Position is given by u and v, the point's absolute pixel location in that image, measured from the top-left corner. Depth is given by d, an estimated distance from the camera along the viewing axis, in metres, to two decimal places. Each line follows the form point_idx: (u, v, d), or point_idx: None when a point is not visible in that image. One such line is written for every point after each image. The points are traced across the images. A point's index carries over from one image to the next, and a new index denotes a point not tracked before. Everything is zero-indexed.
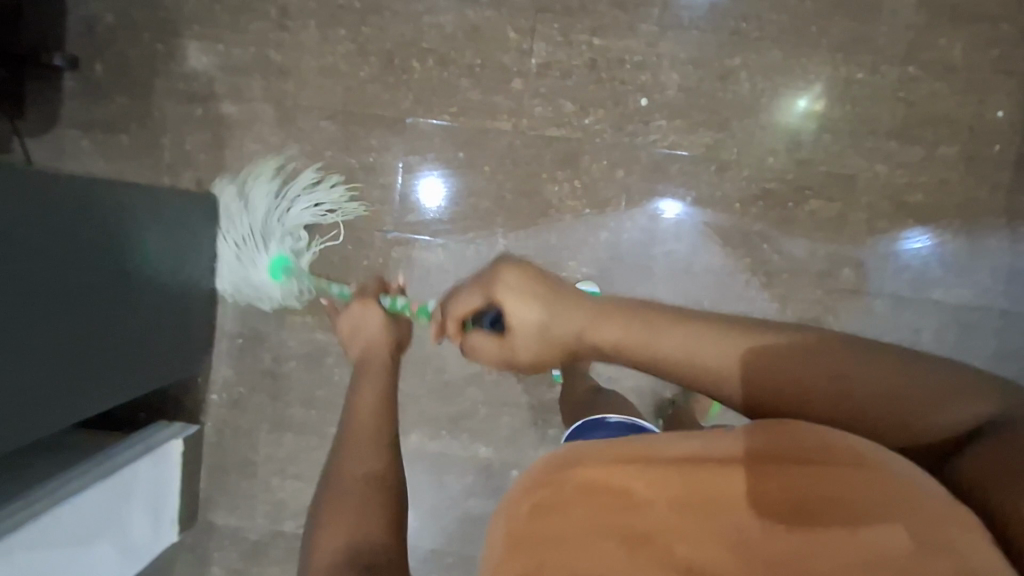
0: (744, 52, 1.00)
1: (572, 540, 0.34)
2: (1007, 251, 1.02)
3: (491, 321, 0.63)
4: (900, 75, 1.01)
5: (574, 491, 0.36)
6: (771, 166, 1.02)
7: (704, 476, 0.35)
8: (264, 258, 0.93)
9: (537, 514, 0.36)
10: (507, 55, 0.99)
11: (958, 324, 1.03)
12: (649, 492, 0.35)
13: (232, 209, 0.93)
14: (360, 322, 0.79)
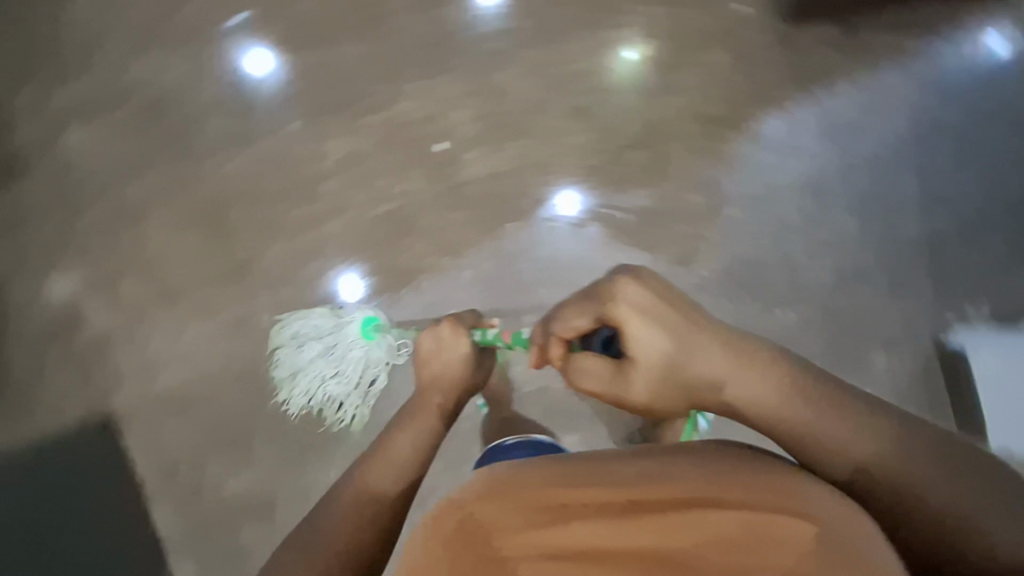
0: (511, 61, 1.07)
1: (497, 542, 0.46)
2: (814, 115, 1.09)
3: (604, 343, 0.76)
4: (648, 17, 1.09)
5: (513, 503, 0.48)
6: (585, 143, 1.08)
7: (656, 500, 0.46)
8: (350, 349, 0.94)
9: (458, 535, 0.47)
10: (308, 163, 1.03)
11: (810, 194, 1.10)
12: (593, 509, 0.47)
13: (278, 368, 0.96)
14: (440, 344, 0.88)
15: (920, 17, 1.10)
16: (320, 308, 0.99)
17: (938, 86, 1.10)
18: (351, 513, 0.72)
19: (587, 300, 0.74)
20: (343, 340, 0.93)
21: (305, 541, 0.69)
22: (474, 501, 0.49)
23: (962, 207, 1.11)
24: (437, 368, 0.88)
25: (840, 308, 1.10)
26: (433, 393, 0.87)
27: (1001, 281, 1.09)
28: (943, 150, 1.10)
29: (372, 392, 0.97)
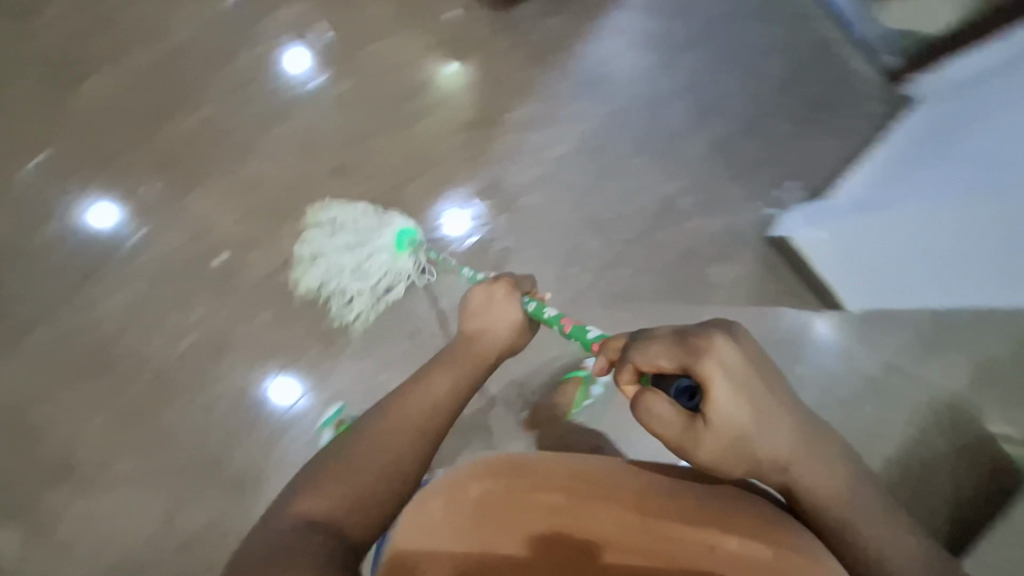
0: (252, 146, 1.01)
1: (507, 518, 0.58)
2: (563, 84, 1.10)
3: (679, 390, 0.59)
4: (366, 54, 1.05)
5: (532, 486, 0.60)
6: (359, 194, 1.03)
7: (650, 500, 0.59)
8: (383, 254, 0.98)
9: (479, 502, 0.59)
10: (99, 329, 1.00)
11: (594, 153, 1.11)
12: (602, 498, 0.60)
13: (346, 243, 0.97)
14: (490, 305, 0.78)
15: None
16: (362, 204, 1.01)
17: (666, 9, 1.13)
18: (372, 458, 0.64)
19: (681, 336, 0.58)
20: (381, 239, 0.98)
21: (328, 483, 0.62)
22: (493, 474, 0.60)
23: (736, 107, 1.14)
24: (482, 328, 0.77)
25: (667, 244, 1.11)
26: (470, 345, 0.76)
27: (794, 160, 1.14)
28: (697, 62, 1.13)
29: (385, 299, 1.01)
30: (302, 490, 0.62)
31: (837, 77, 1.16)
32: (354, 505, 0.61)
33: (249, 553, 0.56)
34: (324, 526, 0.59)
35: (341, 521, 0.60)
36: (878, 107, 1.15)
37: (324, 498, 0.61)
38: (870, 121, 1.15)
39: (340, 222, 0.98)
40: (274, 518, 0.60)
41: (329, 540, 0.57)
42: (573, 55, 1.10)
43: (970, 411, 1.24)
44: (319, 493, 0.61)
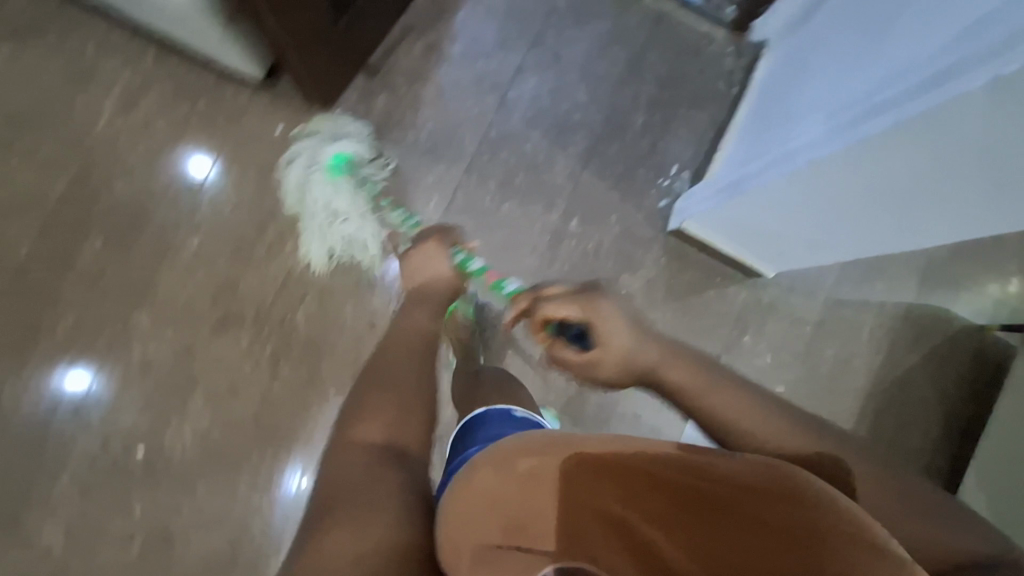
0: (130, 334, 0.99)
1: (532, 509, 0.42)
2: (416, 156, 1.07)
3: (576, 333, 0.68)
4: (210, 200, 1.02)
5: (585, 471, 0.42)
6: (253, 340, 1.02)
7: (731, 500, 0.38)
8: (334, 149, 1.01)
9: (533, 478, 0.42)
10: (37, 569, 0.95)
11: (470, 211, 1.07)
12: (657, 487, 0.40)
13: (308, 160, 1.01)
14: (427, 262, 0.85)
15: (431, 15, 1.08)
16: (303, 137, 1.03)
17: (489, 44, 1.09)
18: (389, 387, 0.67)
19: (577, 292, 0.69)
20: (331, 145, 1.02)
21: (370, 407, 0.64)
22: (551, 449, 0.43)
23: (592, 113, 1.11)
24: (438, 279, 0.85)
25: (572, 272, 1.09)
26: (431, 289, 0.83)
27: (667, 145, 1.12)
28: (539, 85, 1.10)
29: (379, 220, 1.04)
30: (349, 418, 0.64)
31: (684, 47, 1.13)
32: (394, 421, 0.63)
33: (329, 482, 0.56)
34: (381, 446, 0.60)
35: (394, 433, 0.62)
36: (736, 61, 1.13)
37: (375, 422, 0.62)
38: (728, 79, 1.13)
39: (302, 146, 1.02)
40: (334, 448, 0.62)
41: (389, 452, 0.60)
42: (415, 124, 1.07)
43: (928, 317, 1.22)
44: (362, 423, 0.62)
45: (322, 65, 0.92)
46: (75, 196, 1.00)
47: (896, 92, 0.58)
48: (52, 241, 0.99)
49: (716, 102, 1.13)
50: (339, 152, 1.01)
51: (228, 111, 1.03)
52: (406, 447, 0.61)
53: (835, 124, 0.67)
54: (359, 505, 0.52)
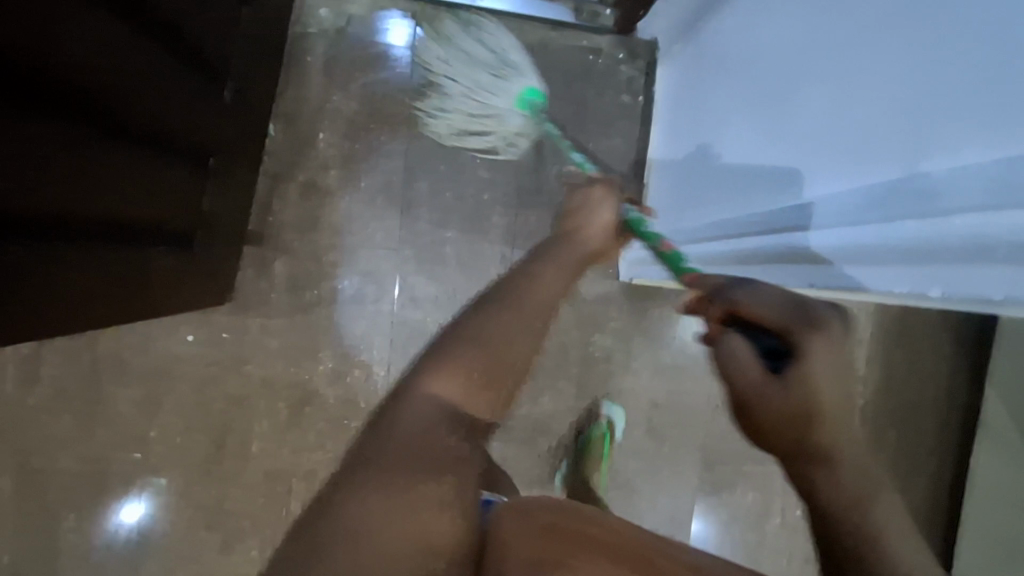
0: None
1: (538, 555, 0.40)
2: (338, 305, 0.98)
3: (771, 352, 0.48)
4: (153, 432, 0.96)
5: (605, 535, 0.41)
6: (263, 546, 0.99)
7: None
8: (522, 79, 0.91)
9: (540, 528, 0.42)
10: None
11: (419, 338, 1.00)
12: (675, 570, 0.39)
13: (487, 48, 0.91)
14: (587, 204, 0.72)
15: (289, 152, 0.95)
16: (489, 26, 0.93)
17: (367, 158, 0.97)
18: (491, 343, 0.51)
19: (796, 305, 0.47)
20: (520, 66, 0.92)
21: (457, 356, 0.50)
22: (568, 512, 0.44)
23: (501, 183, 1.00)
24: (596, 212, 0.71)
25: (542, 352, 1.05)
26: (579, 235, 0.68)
27: (624, 190, 0.93)
28: (434, 177, 0.98)
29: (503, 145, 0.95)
30: (432, 360, 0.49)
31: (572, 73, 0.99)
32: (474, 390, 0.49)
33: (388, 431, 0.44)
34: (452, 414, 0.47)
35: (470, 403, 0.49)
36: (632, 65, 1.00)
37: (452, 378, 0.48)
38: (630, 89, 1.00)
39: (489, 36, 0.92)
40: (406, 385, 0.49)
41: (461, 425, 0.47)
42: (325, 274, 0.98)
43: None
44: (450, 371, 0.49)
45: (202, 286, 0.86)
46: (19, 486, 0.94)
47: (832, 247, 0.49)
48: (28, 539, 0.94)
49: (625, 120, 1.01)
50: (530, 89, 0.92)
51: (133, 344, 0.94)
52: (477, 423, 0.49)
53: (772, 247, 0.59)
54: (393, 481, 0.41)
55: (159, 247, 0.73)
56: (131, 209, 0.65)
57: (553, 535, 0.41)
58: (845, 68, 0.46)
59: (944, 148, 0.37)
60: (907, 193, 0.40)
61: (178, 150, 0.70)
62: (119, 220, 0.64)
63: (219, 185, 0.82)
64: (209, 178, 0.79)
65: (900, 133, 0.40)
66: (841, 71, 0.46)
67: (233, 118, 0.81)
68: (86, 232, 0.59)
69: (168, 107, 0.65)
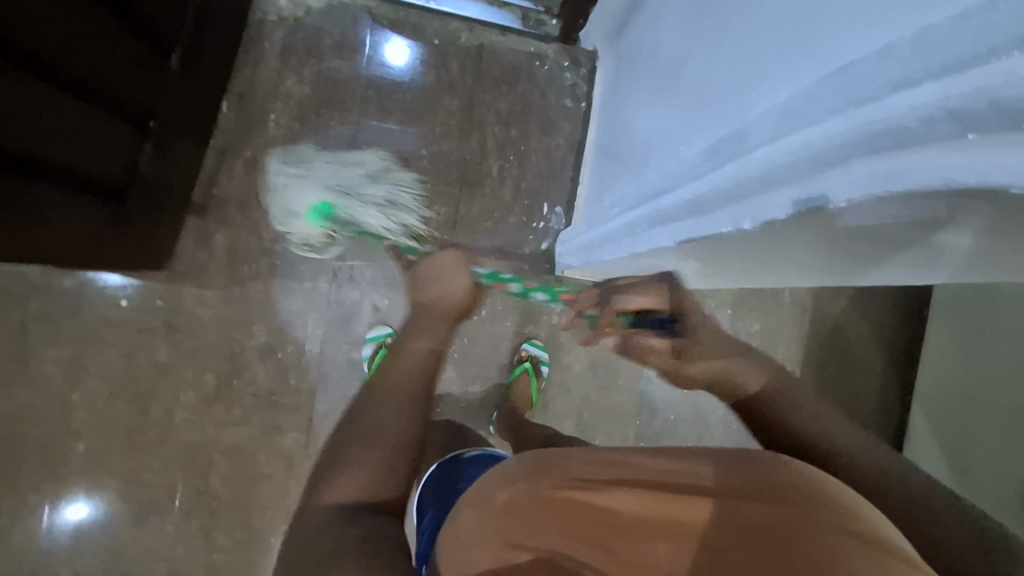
0: (52, 554, 0.96)
1: (510, 526, 0.43)
2: (276, 282, 1.00)
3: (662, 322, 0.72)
4: (77, 398, 0.96)
5: (568, 480, 0.44)
6: (178, 521, 0.98)
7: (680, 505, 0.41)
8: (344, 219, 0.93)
9: (497, 514, 0.43)
10: None
11: (354, 319, 1.02)
12: (624, 506, 0.42)
13: (368, 181, 0.95)
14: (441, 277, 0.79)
15: (241, 130, 0.99)
16: (405, 183, 1.01)
17: (315, 141, 1.01)
18: (375, 436, 0.61)
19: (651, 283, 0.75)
20: (358, 219, 0.93)
21: (346, 464, 0.59)
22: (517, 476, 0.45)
23: (443, 174, 1.04)
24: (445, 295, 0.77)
25: (475, 343, 1.06)
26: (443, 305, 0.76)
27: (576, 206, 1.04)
28: None
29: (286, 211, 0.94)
30: (322, 486, 0.58)
31: (518, 76, 1.06)
32: (370, 477, 0.58)
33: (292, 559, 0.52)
34: (352, 507, 0.55)
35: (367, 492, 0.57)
36: (575, 72, 1.06)
37: (345, 484, 0.57)
38: (572, 93, 1.07)
39: (388, 192, 0.98)
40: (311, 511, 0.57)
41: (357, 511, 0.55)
42: (264, 250, 1.00)
43: None
44: (339, 485, 0.57)
45: (132, 244, 0.87)
46: None
47: (674, 204, 0.56)
48: None
49: (566, 122, 1.06)
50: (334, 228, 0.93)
51: (64, 306, 0.95)
52: (380, 504, 0.57)
53: (638, 217, 0.65)
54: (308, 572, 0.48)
55: (99, 203, 0.77)
56: (74, 161, 0.69)
57: (497, 518, 0.43)
58: (729, 38, 0.51)
59: (784, 87, 0.41)
60: (732, 140, 0.46)
61: (124, 111, 0.75)
62: (59, 167, 0.67)
63: (159, 147, 0.85)
64: (149, 139, 0.82)
65: (745, 89, 0.47)
66: (726, 43, 0.51)
67: (180, 87, 0.84)
68: (21, 165, 0.61)
69: (113, 63, 0.69)
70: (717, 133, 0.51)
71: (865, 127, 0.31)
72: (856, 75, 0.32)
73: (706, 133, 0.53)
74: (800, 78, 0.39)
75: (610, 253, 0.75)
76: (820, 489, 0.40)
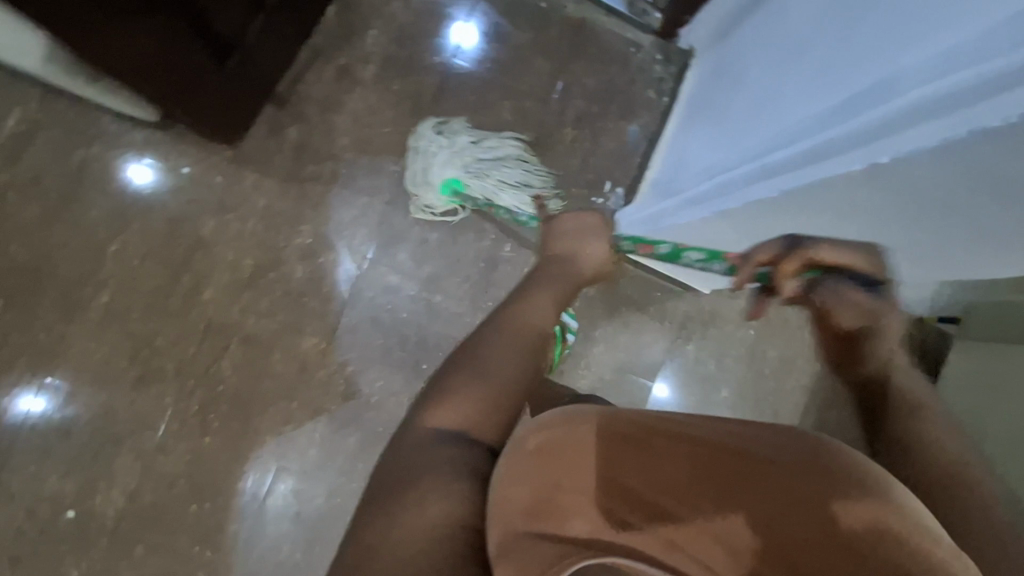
0: (47, 398, 0.94)
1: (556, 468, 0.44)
2: (335, 188, 1.01)
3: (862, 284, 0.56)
4: (113, 250, 0.95)
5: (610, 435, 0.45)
6: (179, 394, 0.97)
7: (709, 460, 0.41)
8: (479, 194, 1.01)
9: (542, 453, 0.45)
10: None
11: (398, 243, 1.03)
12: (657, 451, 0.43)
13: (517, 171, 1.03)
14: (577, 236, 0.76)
15: (338, 39, 1.02)
16: (522, 155, 1.04)
17: (405, 66, 1.04)
18: (496, 370, 0.59)
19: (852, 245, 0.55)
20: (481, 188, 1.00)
21: (461, 388, 0.57)
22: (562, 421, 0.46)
23: (520, 129, 1.06)
24: (580, 257, 0.75)
25: None
26: (563, 266, 0.74)
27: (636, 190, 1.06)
28: (461, 104, 1.05)
29: (419, 182, 1.00)
30: (434, 397, 0.57)
31: (612, 58, 1.09)
32: (484, 412, 0.56)
33: (390, 465, 0.52)
34: (456, 435, 0.53)
35: (479, 427, 0.55)
36: (665, 68, 1.09)
37: (462, 406, 0.55)
38: (659, 86, 1.09)
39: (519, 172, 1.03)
40: (404, 432, 0.55)
41: (466, 442, 0.53)
42: (331, 155, 1.01)
43: None
44: (450, 404, 0.55)
45: (211, 109, 0.87)
46: None
47: (792, 155, 0.56)
48: None
49: (646, 111, 1.09)
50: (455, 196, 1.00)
51: (124, 157, 0.95)
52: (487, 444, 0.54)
53: (738, 176, 0.66)
54: (405, 491, 0.48)
55: (204, 52, 0.78)
56: None
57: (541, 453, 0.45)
58: (861, 13, 0.53)
59: (917, 49, 0.44)
60: (876, 90, 0.47)
61: None
62: None
63: (267, 26, 0.87)
64: (260, 12, 0.84)
65: (873, 55, 0.50)
66: (856, 17, 0.54)
67: None
68: None
69: None
70: (835, 99, 0.54)
71: (1009, 66, 0.33)
72: (1007, 26, 0.35)
73: (824, 98, 0.56)
74: (945, 36, 0.41)
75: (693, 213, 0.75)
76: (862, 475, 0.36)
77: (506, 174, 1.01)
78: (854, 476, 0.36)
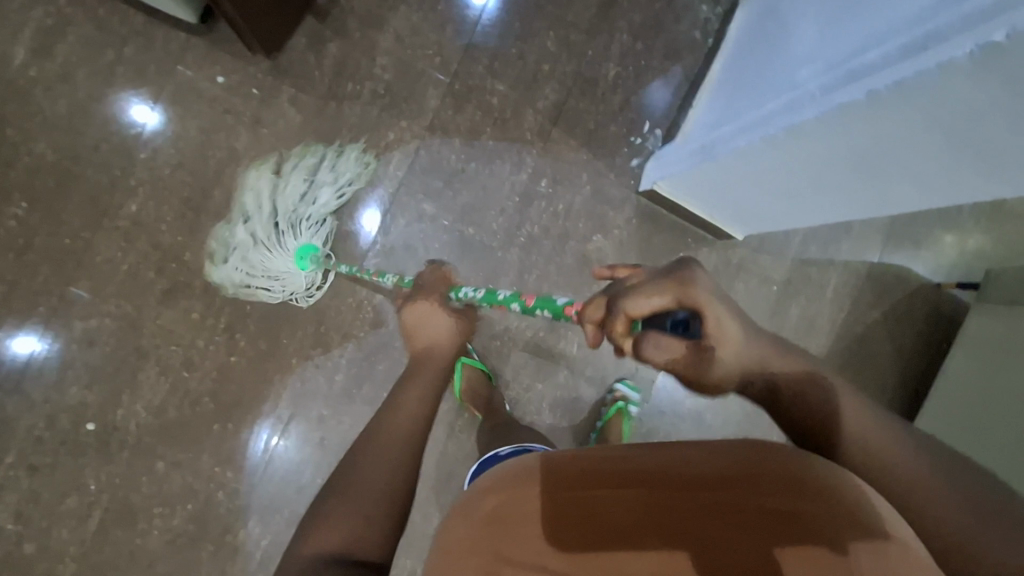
0: (71, 305, 0.92)
1: (515, 534, 0.36)
2: (371, 109, 0.99)
3: (683, 324, 0.44)
4: (146, 158, 0.94)
5: (569, 491, 0.36)
6: (205, 310, 0.95)
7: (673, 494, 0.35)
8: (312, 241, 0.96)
9: (495, 521, 0.36)
10: None
11: (434, 169, 1.01)
12: (618, 505, 0.35)
13: (326, 189, 0.96)
14: (419, 323, 0.77)
15: None
16: (334, 166, 0.97)
17: None
18: (368, 478, 0.56)
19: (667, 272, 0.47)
20: (309, 236, 0.95)
21: (331, 513, 0.53)
22: (508, 483, 0.38)
23: (562, 61, 1.04)
24: (436, 338, 0.75)
25: (545, 233, 1.03)
26: (432, 350, 0.73)
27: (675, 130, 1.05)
28: (504, 32, 1.03)
29: (261, 277, 0.94)
30: (304, 528, 0.53)
31: None
32: (359, 523, 0.52)
33: None
34: (335, 558, 0.49)
35: (359, 543, 0.51)
36: (713, 8, 1.07)
37: (334, 529, 0.52)
38: (705, 26, 1.07)
39: (331, 186, 0.96)
40: (281, 565, 0.51)
41: (345, 564, 0.49)
42: (370, 75, 0.99)
43: (891, 275, 1.15)
44: (324, 525, 0.52)
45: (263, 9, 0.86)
46: None
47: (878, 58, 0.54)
48: None
49: (691, 51, 1.07)
50: (304, 265, 0.94)
51: (161, 63, 0.94)
52: (367, 560, 0.51)
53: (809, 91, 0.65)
54: None
55: None
56: None
57: (490, 518, 0.37)
58: None
59: None
60: None
61: None
62: None
63: None
64: None
65: None
66: None
67: None
68: None
69: None
70: None
71: None
72: None
73: None
74: None
75: (756, 135, 0.74)
76: (839, 482, 0.33)
77: (304, 198, 0.95)
78: (812, 485, 0.33)
